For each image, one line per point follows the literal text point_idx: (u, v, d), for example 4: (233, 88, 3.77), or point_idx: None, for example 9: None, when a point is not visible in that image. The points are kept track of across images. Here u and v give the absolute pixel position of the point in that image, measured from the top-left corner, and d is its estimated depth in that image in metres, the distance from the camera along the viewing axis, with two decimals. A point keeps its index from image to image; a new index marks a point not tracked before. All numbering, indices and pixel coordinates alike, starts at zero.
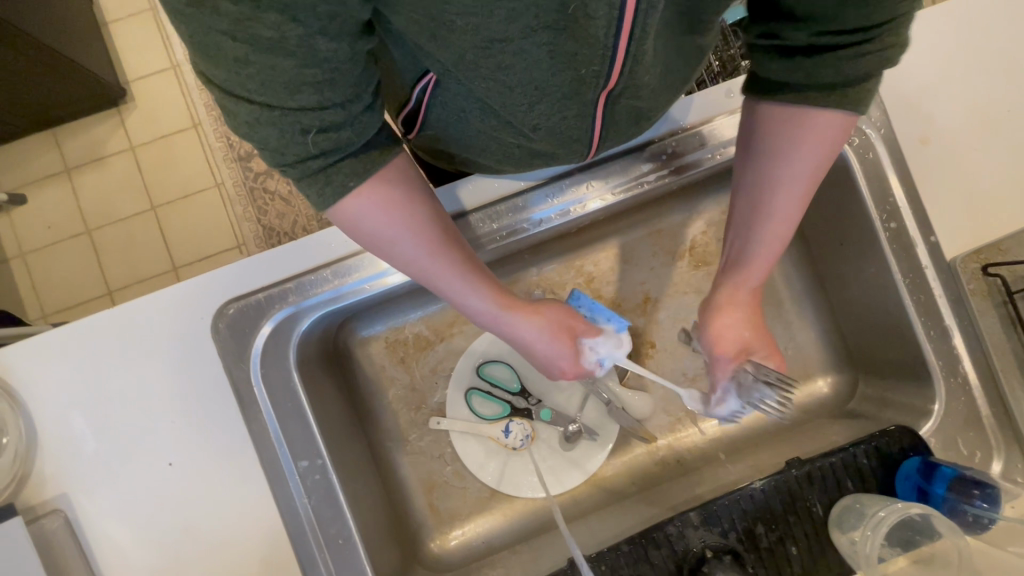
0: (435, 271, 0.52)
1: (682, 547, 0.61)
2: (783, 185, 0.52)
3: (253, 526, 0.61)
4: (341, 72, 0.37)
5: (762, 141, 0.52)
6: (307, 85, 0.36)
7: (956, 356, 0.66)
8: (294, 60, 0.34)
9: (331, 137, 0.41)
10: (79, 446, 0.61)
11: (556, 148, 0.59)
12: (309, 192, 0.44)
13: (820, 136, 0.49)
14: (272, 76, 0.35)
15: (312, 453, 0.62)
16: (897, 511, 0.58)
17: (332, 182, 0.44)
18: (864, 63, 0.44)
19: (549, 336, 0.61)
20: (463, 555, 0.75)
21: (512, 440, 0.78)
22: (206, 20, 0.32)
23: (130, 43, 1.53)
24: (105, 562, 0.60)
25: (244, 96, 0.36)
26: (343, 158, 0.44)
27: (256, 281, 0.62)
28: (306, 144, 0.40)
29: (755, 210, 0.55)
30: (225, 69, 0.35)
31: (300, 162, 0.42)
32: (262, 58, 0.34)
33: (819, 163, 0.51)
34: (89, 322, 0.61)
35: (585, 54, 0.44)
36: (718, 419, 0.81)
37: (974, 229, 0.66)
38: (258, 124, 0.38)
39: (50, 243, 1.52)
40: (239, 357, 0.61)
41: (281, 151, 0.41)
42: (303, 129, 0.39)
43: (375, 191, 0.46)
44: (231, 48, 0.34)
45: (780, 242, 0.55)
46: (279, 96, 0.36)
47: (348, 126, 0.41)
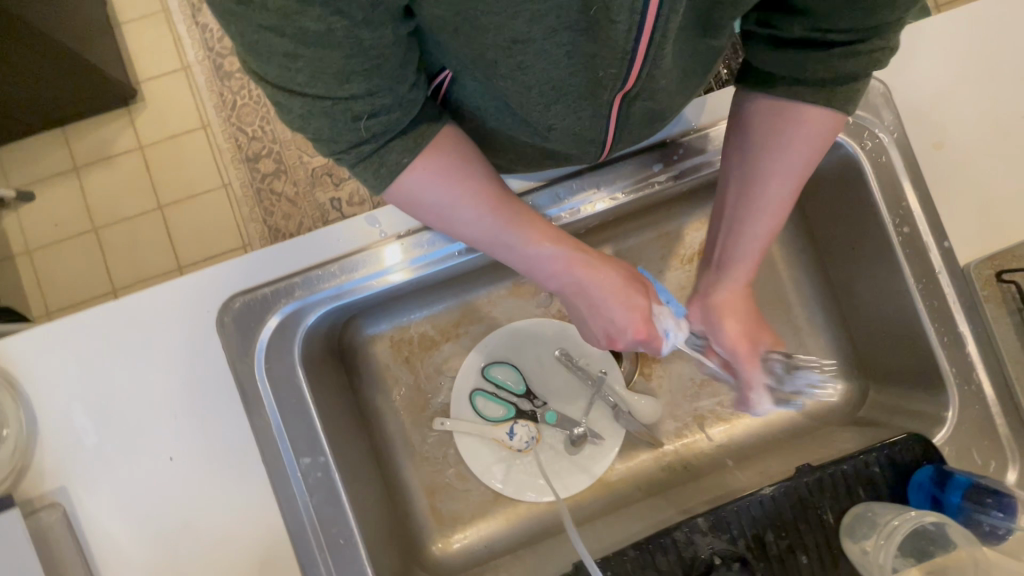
0: (497, 228, 0.53)
1: (690, 553, 0.60)
2: (772, 179, 0.54)
3: (255, 524, 0.60)
4: (385, 56, 0.38)
5: (754, 137, 0.54)
6: (355, 74, 0.38)
7: (970, 364, 0.65)
8: (340, 51, 0.35)
9: (380, 120, 0.43)
10: (80, 439, 0.60)
11: (572, 148, 0.60)
12: (364, 176, 0.47)
13: (811, 130, 0.52)
14: (322, 69, 0.36)
15: (315, 451, 0.61)
16: (911, 520, 0.56)
17: (386, 163, 0.46)
18: (855, 61, 0.47)
19: (616, 288, 0.58)
20: (466, 559, 0.74)
21: (517, 442, 0.77)
22: (254, 16, 0.33)
23: (142, 44, 1.54)
24: (102, 557, 0.59)
25: (297, 91, 0.38)
26: (392, 138, 0.46)
27: (263, 275, 0.62)
28: (358, 130, 0.42)
29: (741, 205, 0.57)
30: (274, 64, 0.36)
31: (353, 147, 0.44)
32: (311, 52, 0.35)
33: (809, 156, 0.53)
34: (94, 313, 0.61)
35: (605, 58, 0.44)
36: (725, 425, 0.79)
37: (989, 235, 0.65)
38: (310, 116, 0.40)
39: (56, 240, 1.52)
40: (243, 351, 0.61)
41: (334, 140, 0.42)
42: (355, 116, 0.41)
43: (428, 161, 0.48)
44: (278, 44, 0.35)
45: (764, 237, 0.58)
46: (329, 86, 0.38)
47: (395, 107, 0.43)
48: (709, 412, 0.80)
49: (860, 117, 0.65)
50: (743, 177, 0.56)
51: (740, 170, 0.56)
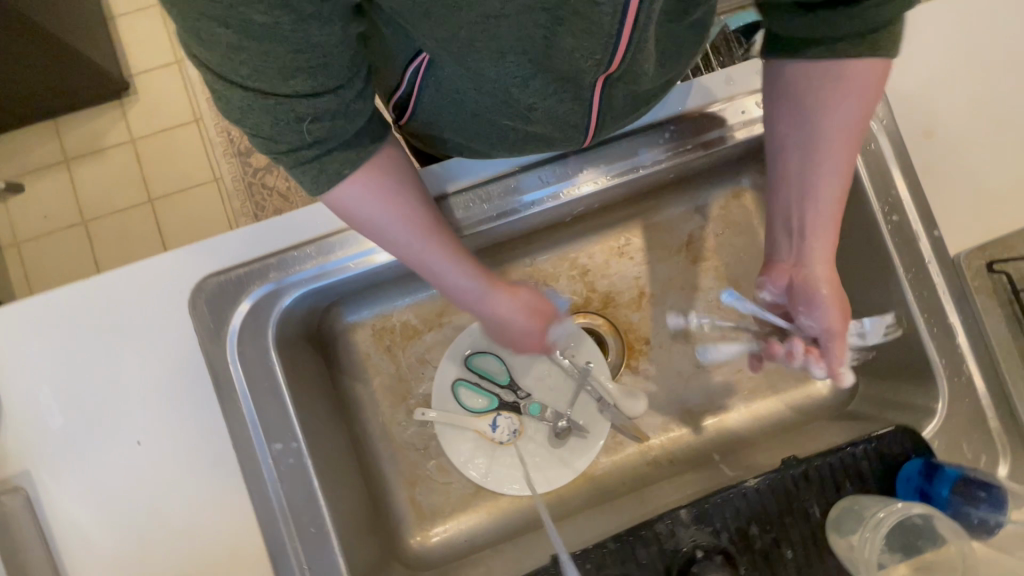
0: (427, 254, 0.53)
1: (671, 546, 0.58)
2: (834, 141, 0.53)
3: (224, 512, 0.58)
4: (332, 57, 0.38)
5: (805, 104, 0.53)
6: (300, 72, 0.37)
7: (960, 355, 0.63)
8: (285, 45, 0.35)
9: (323, 126, 0.42)
10: (45, 421, 0.58)
11: (554, 133, 0.58)
12: (303, 180, 0.45)
13: (863, 84, 0.51)
14: (265, 63, 0.36)
15: (287, 437, 0.60)
16: (898, 512, 0.55)
17: (326, 171, 0.45)
18: (886, 9, 0.46)
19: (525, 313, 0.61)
20: (445, 553, 0.72)
21: (499, 435, 0.76)
22: (198, 7, 0.33)
23: (135, 36, 1.53)
24: (65, 543, 0.57)
25: (240, 84, 0.37)
26: (333, 149, 0.45)
27: (237, 256, 0.60)
28: (300, 132, 0.41)
29: (809, 170, 0.55)
30: (219, 55, 0.36)
31: (293, 150, 0.43)
32: (255, 45, 0.35)
33: (865, 109, 0.52)
34: (64, 293, 0.59)
35: (586, 46, 0.44)
36: (713, 419, 0.78)
37: (980, 225, 0.64)
38: (250, 111, 0.39)
39: (44, 233, 1.51)
40: (215, 333, 0.59)
41: (276, 139, 0.42)
42: (297, 117, 0.40)
43: (367, 177, 0.48)
44: (223, 36, 0.35)
45: (836, 199, 0.55)
46: (273, 82, 0.38)
47: (341, 115, 0.42)
48: (696, 406, 0.78)
49: None
50: (804, 146, 0.54)
51: (799, 138, 0.54)
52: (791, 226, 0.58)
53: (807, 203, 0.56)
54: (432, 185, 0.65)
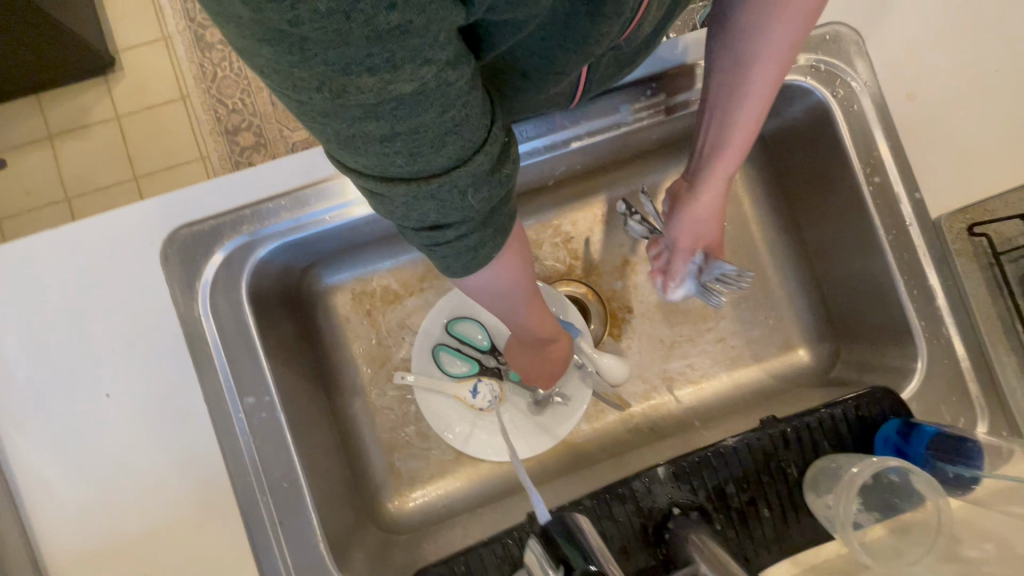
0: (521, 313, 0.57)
1: (648, 504, 0.58)
2: (756, 73, 0.51)
3: (194, 467, 0.57)
4: (471, 106, 0.31)
5: (731, 28, 0.50)
6: (452, 136, 0.31)
7: (939, 318, 0.63)
8: (434, 111, 0.29)
9: (482, 193, 0.36)
10: (12, 373, 0.57)
11: (527, 105, 0.53)
12: (455, 259, 0.41)
13: (798, 13, 0.47)
14: (418, 140, 0.30)
15: (260, 390, 0.59)
16: (872, 467, 0.54)
17: (481, 248, 0.40)
18: None
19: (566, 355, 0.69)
20: (422, 518, 0.72)
21: (480, 400, 0.75)
22: (346, 109, 0.27)
23: (120, 11, 1.50)
24: (30, 497, 0.56)
25: (394, 176, 0.32)
26: (485, 216, 0.38)
27: (211, 205, 0.59)
28: (465, 205, 0.36)
29: (728, 94, 0.54)
30: (372, 153, 0.30)
31: (458, 228, 0.38)
32: (408, 124, 0.29)
33: (793, 41, 0.49)
34: (33, 243, 0.58)
35: (600, 31, 0.40)
36: (694, 386, 0.77)
37: (962, 188, 0.64)
38: (415, 201, 0.34)
39: (27, 209, 1.49)
40: (188, 284, 0.58)
41: (434, 219, 0.36)
42: (460, 189, 0.34)
43: (505, 267, 0.46)
44: (374, 130, 0.28)
45: (753, 125, 0.55)
46: (428, 159, 0.32)
47: (491, 177, 0.36)
48: (678, 374, 0.78)
49: (830, 64, 0.64)
50: (725, 72, 0.53)
51: (725, 58, 0.52)
52: (704, 145, 0.60)
53: (721, 125, 0.56)
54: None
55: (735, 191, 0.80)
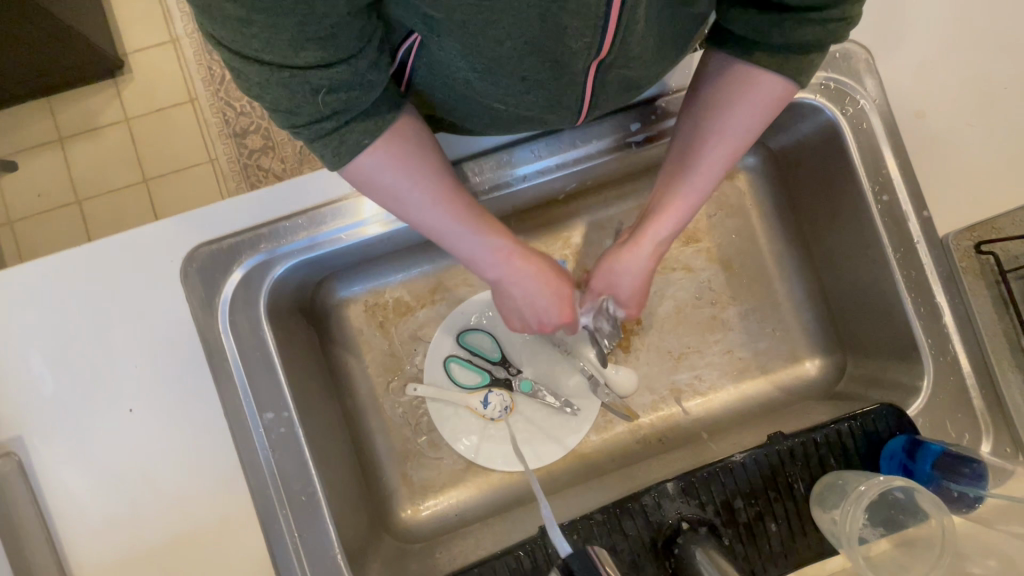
0: (440, 221, 0.56)
1: (657, 518, 0.59)
2: (715, 142, 0.56)
3: (215, 480, 0.59)
4: (340, 26, 0.39)
5: (704, 98, 0.56)
6: (310, 42, 0.39)
7: (946, 335, 0.64)
8: (292, 18, 0.37)
9: (338, 97, 0.44)
10: (36, 389, 0.58)
11: (545, 112, 0.58)
12: (320, 151, 0.47)
13: (762, 98, 0.53)
14: (276, 35, 0.37)
15: (278, 406, 0.61)
16: (879, 485, 0.55)
17: (346, 141, 0.47)
18: (807, 31, 0.47)
19: (548, 280, 0.64)
20: (435, 527, 0.73)
21: (491, 411, 0.76)
22: None
23: (131, 15, 1.50)
24: (56, 509, 0.58)
25: (255, 59, 0.39)
26: (351, 120, 0.47)
27: (229, 224, 0.60)
28: (317, 104, 0.43)
29: (684, 159, 0.58)
30: (233, 31, 0.37)
31: (313, 121, 0.45)
32: (265, 19, 0.36)
33: (752, 126, 0.55)
34: (54, 261, 0.59)
35: (578, 29, 0.45)
36: (702, 399, 0.78)
37: (970, 206, 0.65)
38: (269, 85, 0.41)
39: (41, 212, 1.50)
40: (208, 302, 0.59)
41: (294, 112, 0.44)
42: (313, 88, 0.42)
43: (388, 145, 0.50)
44: (235, 12, 0.36)
45: (697, 193, 0.59)
46: (285, 54, 0.39)
47: (353, 85, 0.44)
48: (686, 386, 0.79)
49: (841, 82, 0.64)
50: (688, 137, 0.58)
51: (692, 126, 0.58)
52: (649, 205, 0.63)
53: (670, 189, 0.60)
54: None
55: (743, 204, 0.81)
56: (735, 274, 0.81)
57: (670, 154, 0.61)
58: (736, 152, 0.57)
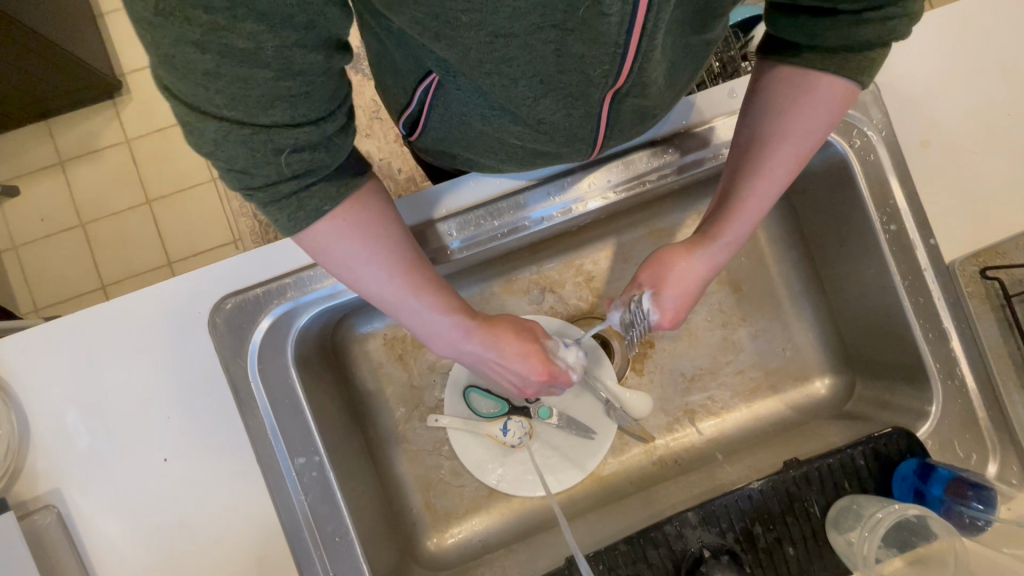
0: (404, 295, 0.51)
1: (680, 547, 0.61)
2: (783, 145, 0.54)
3: (249, 521, 0.61)
4: (314, 90, 0.36)
5: (764, 101, 0.54)
6: (282, 101, 0.35)
7: (953, 359, 0.66)
8: (267, 71, 0.33)
9: (302, 158, 0.39)
10: (72, 441, 0.60)
11: (560, 145, 0.56)
12: (277, 214, 0.42)
13: (822, 98, 0.51)
14: (243, 92, 0.33)
15: (309, 450, 0.62)
16: (895, 512, 0.57)
17: (306, 207, 0.42)
18: (868, 29, 0.46)
19: (518, 354, 0.60)
20: (461, 554, 0.75)
21: (510, 438, 0.77)
22: (178, 30, 0.30)
23: (124, 33, 1.33)
24: (96, 556, 0.59)
25: (213, 114, 0.34)
26: (314, 183, 0.42)
27: (255, 276, 0.62)
28: (278, 165, 0.38)
29: (744, 161, 0.56)
30: (194, 84, 0.33)
31: (270, 183, 0.40)
32: (234, 70, 0.32)
33: (819, 127, 0.53)
34: (87, 315, 0.61)
35: (594, 56, 0.41)
36: (716, 419, 0.80)
37: (974, 232, 0.66)
38: (224, 142, 0.36)
39: (23, 243, 1.32)
40: (236, 353, 0.61)
41: (249, 172, 0.39)
42: (275, 148, 0.37)
43: (343, 214, 0.45)
44: (198, 60, 0.31)
45: (768, 194, 0.56)
46: (251, 111, 0.35)
47: (320, 148, 0.40)
48: (700, 407, 0.80)
49: (849, 115, 0.66)
50: (750, 141, 0.56)
51: (748, 132, 0.56)
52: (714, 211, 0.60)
53: (731, 194, 0.58)
54: (435, 206, 0.66)
55: (752, 227, 0.83)
56: (744, 296, 0.83)
57: (730, 158, 0.59)
58: (805, 153, 0.55)
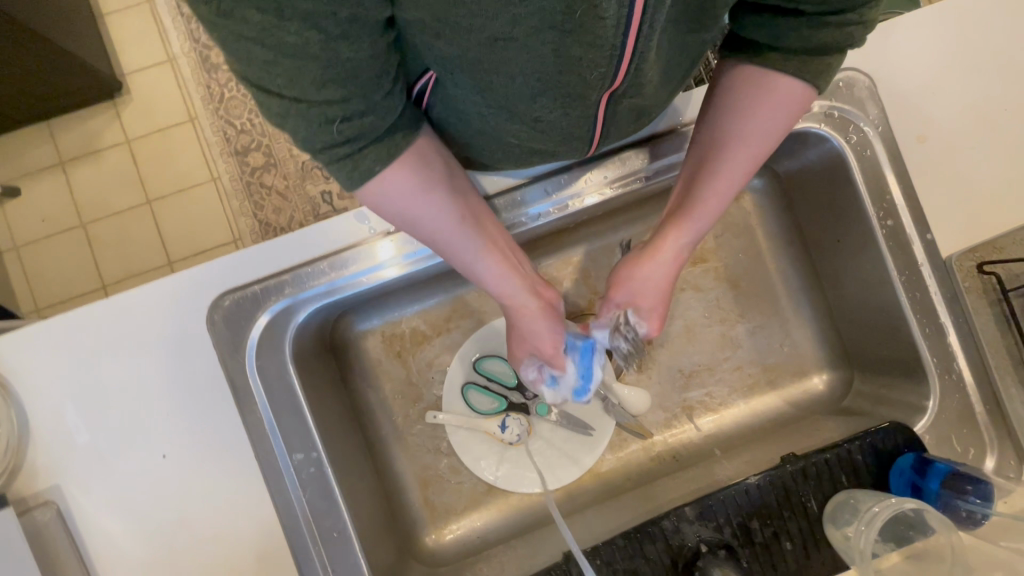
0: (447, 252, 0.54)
1: (677, 542, 0.61)
2: (740, 146, 0.54)
3: (247, 517, 0.61)
4: (363, 67, 0.36)
5: (723, 102, 0.54)
6: (332, 82, 0.35)
7: (951, 354, 0.66)
8: (319, 61, 0.33)
9: (355, 126, 0.39)
10: (71, 438, 0.60)
11: (556, 144, 0.56)
12: (339, 175, 0.43)
13: (781, 99, 0.52)
14: (299, 75, 0.34)
15: (308, 446, 0.62)
16: (891, 506, 0.58)
17: (360, 168, 0.43)
18: (825, 33, 0.46)
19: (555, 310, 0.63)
20: (459, 550, 0.75)
21: (509, 435, 0.77)
22: (234, 28, 0.31)
23: (123, 34, 1.33)
24: (95, 552, 0.59)
25: (277, 93, 0.35)
26: (367, 145, 0.42)
27: (253, 273, 0.63)
28: (333, 135, 0.39)
29: (703, 162, 0.56)
30: (254, 67, 0.34)
31: (329, 150, 0.40)
32: (290, 62, 0.33)
33: (776, 129, 0.53)
34: (86, 312, 0.61)
35: (591, 59, 0.42)
36: (714, 416, 0.80)
37: (970, 227, 0.66)
38: (289, 117, 0.37)
39: (23, 244, 1.33)
40: (234, 349, 0.61)
41: (309, 140, 0.39)
42: (329, 120, 0.38)
43: (402, 169, 0.46)
44: (257, 53, 0.32)
45: (723, 196, 0.57)
46: (306, 89, 0.35)
47: (372, 113, 0.40)
48: (698, 403, 0.80)
49: (845, 110, 0.66)
50: (710, 141, 0.56)
51: (708, 133, 0.56)
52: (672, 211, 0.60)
53: (689, 195, 0.58)
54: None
55: (749, 224, 0.83)
56: (742, 292, 0.83)
57: (690, 159, 0.59)
58: (761, 156, 0.55)
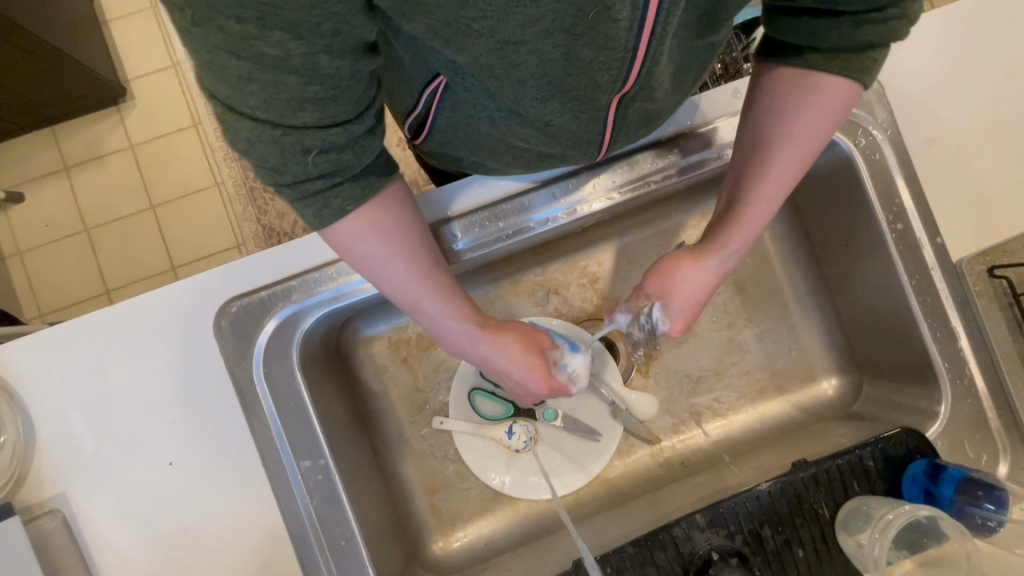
0: (422, 295, 0.51)
1: (688, 550, 0.61)
2: (789, 147, 0.53)
3: (254, 525, 0.60)
4: (343, 89, 0.36)
5: (768, 103, 0.54)
6: (311, 103, 0.35)
7: (962, 358, 0.65)
8: (296, 77, 0.33)
9: (330, 158, 0.39)
10: (78, 445, 0.60)
11: (565, 149, 0.56)
12: (305, 213, 0.42)
13: (828, 99, 0.51)
14: (276, 93, 0.34)
15: (315, 453, 0.62)
16: (905, 513, 0.57)
17: (330, 205, 0.42)
18: (870, 29, 0.46)
19: (524, 358, 0.61)
20: (466, 557, 0.74)
21: (515, 442, 0.77)
22: (209, 39, 0.31)
23: (128, 40, 1.33)
24: (101, 560, 0.59)
25: (250, 115, 0.35)
26: (341, 183, 0.42)
27: (260, 279, 0.62)
28: (306, 165, 0.39)
29: (749, 165, 0.56)
30: (228, 86, 0.33)
31: (298, 182, 0.40)
32: (267, 77, 0.33)
33: (823, 129, 0.53)
34: (93, 319, 0.61)
35: (602, 61, 0.42)
36: (722, 421, 0.80)
37: (980, 231, 0.66)
38: (258, 143, 0.37)
39: (27, 249, 1.33)
40: (241, 356, 0.61)
41: (279, 171, 0.39)
42: (305, 148, 0.37)
43: (368, 215, 0.45)
44: (233, 67, 0.32)
45: (773, 198, 0.56)
46: (282, 112, 0.35)
47: (348, 148, 0.40)
48: (706, 409, 0.80)
49: (853, 114, 0.66)
50: (756, 144, 0.55)
51: (752, 136, 0.56)
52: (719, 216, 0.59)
53: (738, 198, 0.57)
54: (440, 208, 0.66)
55: None
56: (750, 296, 0.82)
57: (733, 163, 0.59)
58: (809, 157, 0.55)
